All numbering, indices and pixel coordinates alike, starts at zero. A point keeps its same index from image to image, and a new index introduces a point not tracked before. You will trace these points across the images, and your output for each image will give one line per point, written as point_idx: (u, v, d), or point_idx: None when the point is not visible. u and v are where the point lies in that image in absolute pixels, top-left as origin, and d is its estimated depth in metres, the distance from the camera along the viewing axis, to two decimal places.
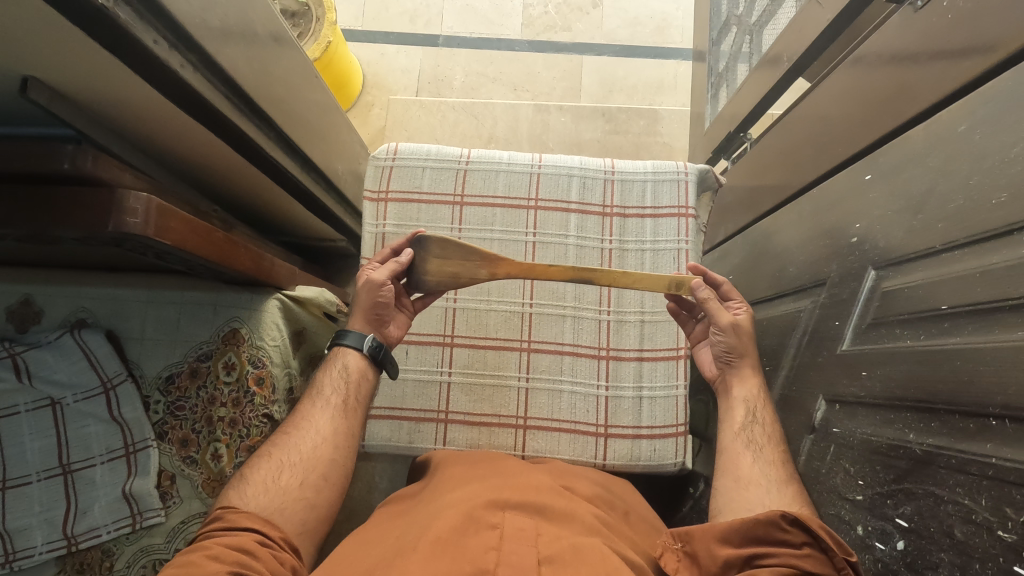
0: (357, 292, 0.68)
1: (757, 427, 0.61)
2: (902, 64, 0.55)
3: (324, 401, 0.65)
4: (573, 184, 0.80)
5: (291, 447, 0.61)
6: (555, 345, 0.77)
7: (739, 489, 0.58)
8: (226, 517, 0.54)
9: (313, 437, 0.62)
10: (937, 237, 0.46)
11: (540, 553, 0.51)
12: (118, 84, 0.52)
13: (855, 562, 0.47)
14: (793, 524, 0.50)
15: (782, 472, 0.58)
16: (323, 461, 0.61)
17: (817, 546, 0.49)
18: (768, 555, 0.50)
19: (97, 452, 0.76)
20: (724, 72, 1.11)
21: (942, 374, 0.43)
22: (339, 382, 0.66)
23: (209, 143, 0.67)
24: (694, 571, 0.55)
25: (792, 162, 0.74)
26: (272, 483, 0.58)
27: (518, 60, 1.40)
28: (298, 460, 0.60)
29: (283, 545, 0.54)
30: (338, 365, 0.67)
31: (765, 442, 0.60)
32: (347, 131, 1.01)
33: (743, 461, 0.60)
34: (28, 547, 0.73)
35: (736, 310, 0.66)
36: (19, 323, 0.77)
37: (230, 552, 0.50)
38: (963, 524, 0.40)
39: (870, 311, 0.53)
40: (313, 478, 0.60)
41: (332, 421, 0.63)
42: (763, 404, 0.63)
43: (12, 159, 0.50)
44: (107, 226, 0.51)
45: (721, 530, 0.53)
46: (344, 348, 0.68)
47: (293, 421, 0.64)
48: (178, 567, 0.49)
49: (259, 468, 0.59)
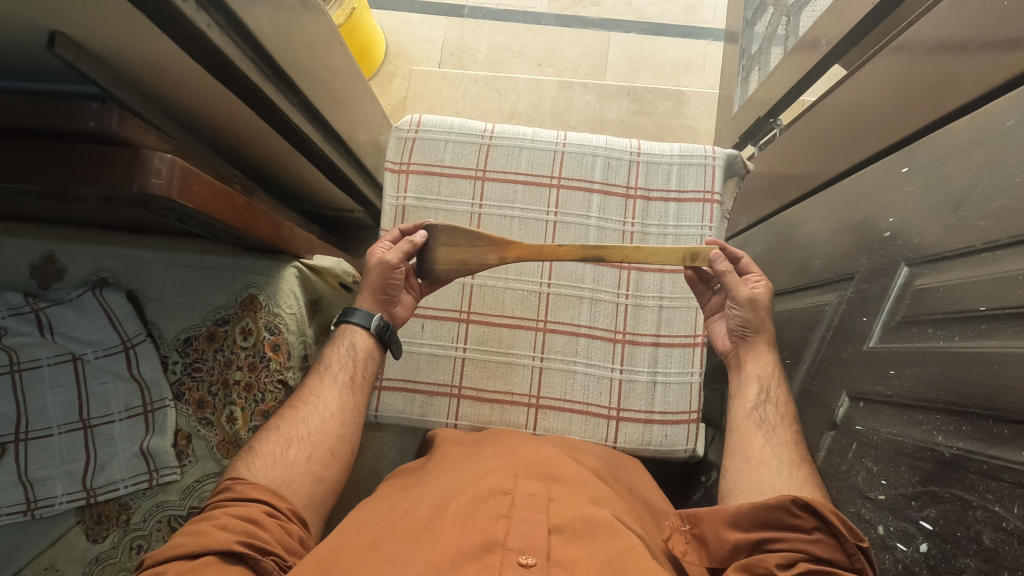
0: (366, 270, 0.68)
1: (770, 406, 0.60)
2: (949, 52, 0.53)
3: (331, 377, 0.64)
4: (597, 164, 0.78)
5: (299, 422, 0.61)
6: (571, 326, 0.77)
7: (750, 469, 0.57)
8: (235, 488, 0.55)
9: (320, 412, 0.62)
10: (978, 235, 0.45)
11: (550, 522, 0.52)
12: (146, 43, 0.52)
13: (865, 548, 0.47)
14: (803, 509, 0.49)
15: (795, 454, 0.57)
16: (330, 436, 0.61)
17: (826, 532, 0.48)
18: (777, 540, 0.50)
19: (115, 409, 0.77)
20: (756, 55, 1.08)
21: (977, 378, 0.42)
22: (346, 360, 0.66)
23: (231, 105, 0.66)
24: (700, 553, 0.54)
25: (822, 150, 0.72)
26: (280, 456, 0.58)
27: (544, 34, 1.37)
28: (307, 434, 0.60)
29: (291, 517, 0.54)
30: (346, 342, 0.66)
31: (777, 422, 0.59)
32: (370, 100, 1.00)
33: (755, 441, 0.59)
34: (49, 496, 0.75)
35: (753, 284, 0.64)
36: (42, 279, 0.78)
37: (238, 521, 0.51)
38: (992, 530, 0.40)
39: (900, 309, 0.52)
40: (321, 452, 0.60)
41: (339, 397, 0.63)
42: (778, 383, 0.62)
43: (37, 115, 0.50)
44: (131, 186, 0.51)
45: (731, 514, 0.53)
46: (350, 326, 0.67)
47: (300, 396, 0.64)
48: (189, 536, 0.50)
49: (267, 441, 0.60)
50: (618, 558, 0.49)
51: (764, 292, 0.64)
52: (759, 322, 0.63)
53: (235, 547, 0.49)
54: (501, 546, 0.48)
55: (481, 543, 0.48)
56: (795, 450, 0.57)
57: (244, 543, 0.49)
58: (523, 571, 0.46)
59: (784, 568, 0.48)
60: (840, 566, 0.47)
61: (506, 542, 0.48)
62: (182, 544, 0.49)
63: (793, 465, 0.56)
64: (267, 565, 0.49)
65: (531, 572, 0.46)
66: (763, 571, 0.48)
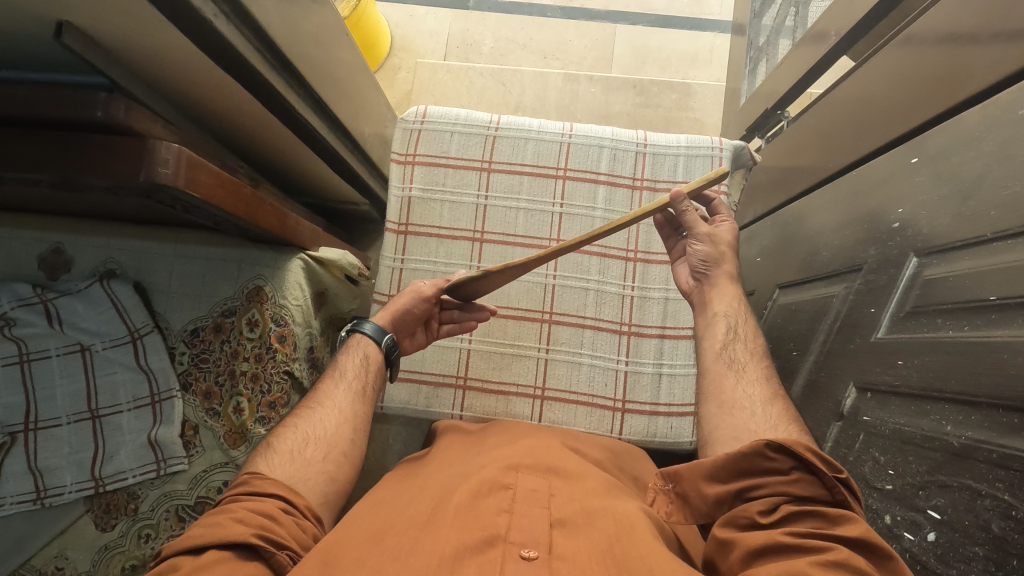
0: (400, 294, 0.70)
1: (739, 345, 0.59)
2: (958, 42, 0.53)
3: (345, 384, 0.64)
4: (603, 155, 0.78)
5: (316, 423, 0.60)
6: (577, 318, 0.77)
7: (725, 413, 0.55)
8: (252, 482, 0.54)
9: (335, 416, 0.61)
10: (989, 225, 0.44)
11: (551, 517, 0.52)
12: (152, 34, 0.52)
13: (845, 479, 0.46)
14: (778, 452, 0.47)
15: (766, 390, 0.56)
16: (344, 439, 0.60)
17: (804, 469, 0.47)
18: (757, 486, 0.48)
19: (123, 399, 0.78)
20: (763, 46, 1.07)
21: (988, 366, 0.42)
22: (360, 369, 0.65)
23: (236, 95, 0.66)
24: (686, 511, 0.53)
25: (829, 143, 0.72)
26: (297, 454, 0.57)
27: (550, 26, 1.36)
28: (322, 435, 0.59)
29: (306, 514, 0.53)
30: (359, 354, 0.66)
31: (746, 361, 0.58)
32: (375, 92, 1.00)
33: (727, 382, 0.57)
34: (58, 486, 0.75)
35: (719, 224, 0.66)
36: (50, 270, 0.79)
37: (255, 515, 0.50)
38: (1001, 519, 0.40)
39: (909, 299, 0.52)
40: (335, 454, 0.59)
41: (353, 404, 0.63)
42: (744, 320, 0.61)
43: (45, 104, 0.50)
44: (139, 175, 0.51)
45: (708, 468, 0.51)
46: (361, 337, 0.68)
47: (314, 399, 0.63)
48: (203, 527, 0.50)
49: (284, 438, 0.58)
50: (618, 544, 0.49)
51: (727, 231, 0.65)
52: (719, 256, 0.64)
53: (251, 540, 0.48)
54: (503, 539, 0.48)
55: (483, 537, 0.48)
56: (766, 386, 0.56)
57: (259, 535, 0.48)
58: (525, 564, 0.46)
59: (766, 515, 0.47)
60: (823, 501, 0.46)
61: (507, 535, 0.48)
62: (195, 535, 0.49)
63: (765, 402, 0.55)
64: (282, 560, 0.48)
65: (533, 565, 0.46)
66: (747, 522, 0.48)
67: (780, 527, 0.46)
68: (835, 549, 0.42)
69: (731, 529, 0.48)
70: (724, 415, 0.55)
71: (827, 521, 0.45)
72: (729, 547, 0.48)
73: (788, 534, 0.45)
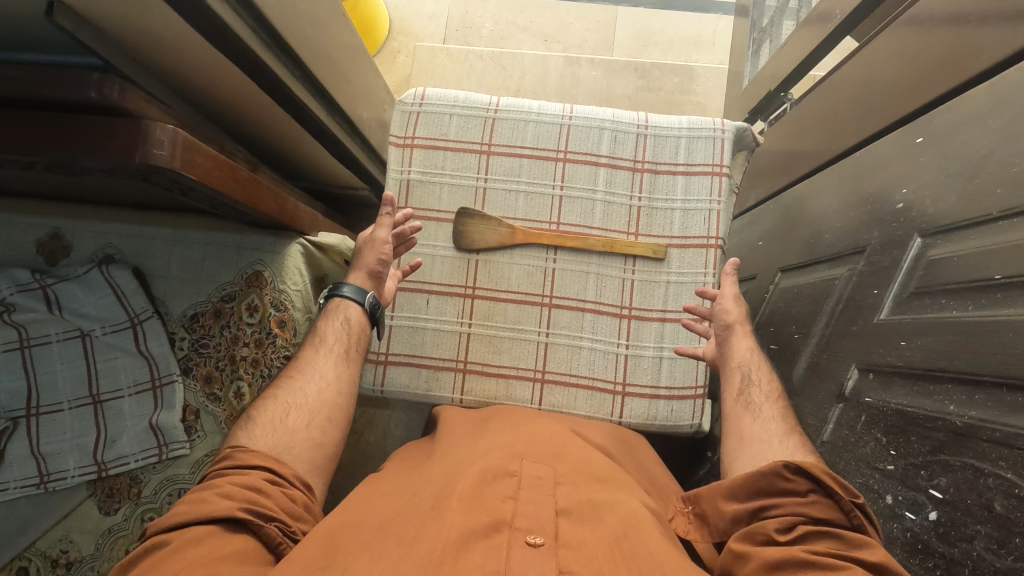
0: (358, 252, 0.70)
1: (754, 388, 0.60)
2: (968, 15, 0.51)
3: (326, 349, 0.64)
4: (603, 137, 0.77)
5: (296, 391, 0.59)
6: (577, 301, 0.76)
7: (743, 447, 0.56)
8: (235, 455, 0.53)
9: (317, 382, 0.61)
10: (995, 204, 0.44)
11: (556, 507, 0.51)
12: (143, 9, 0.51)
13: (860, 504, 0.46)
14: (795, 473, 0.48)
15: (783, 425, 0.56)
16: (329, 405, 0.60)
17: (821, 492, 0.47)
18: (772, 506, 0.48)
19: (124, 384, 0.78)
20: (768, 27, 1.06)
21: (994, 346, 0.42)
22: (342, 332, 0.65)
23: (230, 76, 0.65)
24: (704, 531, 0.53)
25: (832, 124, 0.71)
26: (279, 424, 0.56)
27: (551, 8, 1.34)
28: (305, 403, 0.59)
29: (293, 483, 0.53)
30: (340, 317, 0.66)
31: (762, 402, 0.59)
32: (374, 75, 0.99)
33: (745, 421, 0.58)
34: (61, 470, 0.76)
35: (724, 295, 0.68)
36: (49, 256, 0.78)
37: (240, 488, 0.50)
38: (1004, 498, 0.40)
39: (912, 279, 0.51)
40: (319, 421, 0.58)
41: (335, 367, 0.63)
42: (758, 367, 0.62)
43: (42, 84, 0.49)
44: (134, 157, 0.51)
45: (727, 486, 0.52)
46: (343, 300, 0.67)
47: (295, 367, 0.62)
48: (188, 503, 0.49)
49: (265, 410, 0.58)
50: (625, 539, 0.48)
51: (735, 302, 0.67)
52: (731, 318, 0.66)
53: (238, 514, 0.48)
54: (509, 525, 0.48)
55: (489, 522, 0.47)
56: (783, 423, 0.56)
57: (246, 509, 0.48)
58: (532, 550, 0.45)
59: (783, 533, 0.47)
60: (840, 525, 0.46)
61: (513, 522, 0.48)
62: (182, 512, 0.48)
63: (782, 435, 0.55)
64: (271, 531, 0.49)
65: (540, 552, 0.45)
66: (764, 539, 0.47)
67: (799, 545, 0.46)
68: (852, 568, 0.42)
69: (747, 543, 0.48)
70: (744, 448, 0.56)
71: (844, 543, 0.45)
72: (744, 559, 0.47)
73: (807, 552, 0.44)
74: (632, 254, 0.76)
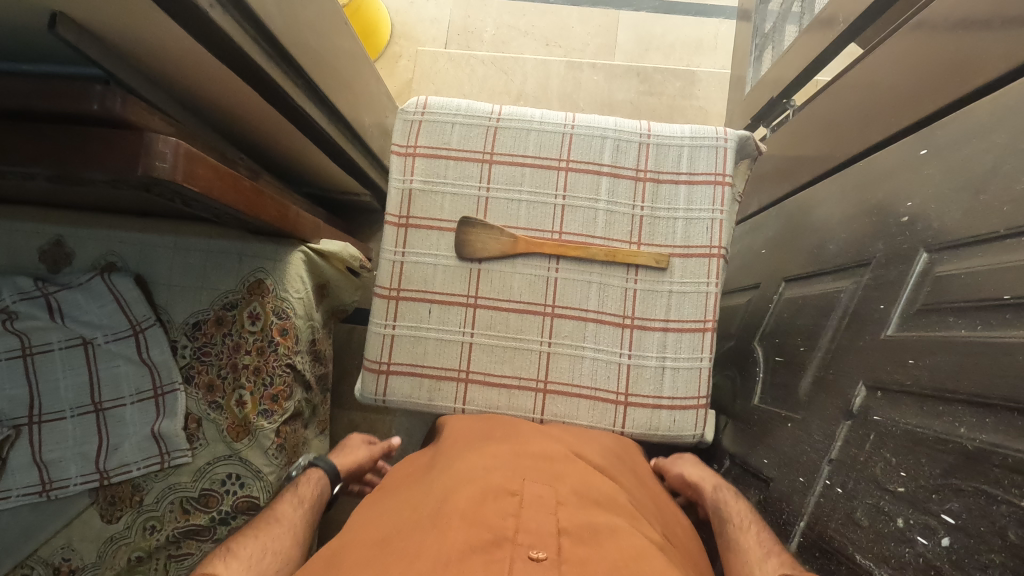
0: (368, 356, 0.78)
1: (732, 524, 0.62)
2: (972, 27, 0.51)
3: (298, 505, 0.66)
4: (606, 146, 0.77)
5: (275, 532, 0.60)
6: (579, 311, 0.76)
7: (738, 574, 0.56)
8: None
9: (291, 531, 0.62)
10: (1002, 221, 0.44)
11: (558, 525, 0.50)
12: (147, 24, 0.51)
13: None
14: None
15: (767, 547, 0.57)
16: (297, 551, 0.60)
17: None
18: None
19: (126, 392, 0.78)
20: (770, 33, 1.05)
21: (1005, 367, 0.42)
22: (313, 506, 0.67)
23: (232, 87, 0.65)
24: None
25: (836, 132, 0.71)
26: (255, 562, 0.55)
27: (553, 13, 1.34)
28: (280, 548, 0.59)
29: None
30: (309, 488, 0.69)
31: (744, 534, 0.60)
32: (375, 81, 0.99)
33: (732, 556, 0.58)
34: (63, 478, 0.76)
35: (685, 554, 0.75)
36: (51, 263, 0.79)
37: None
38: (1018, 526, 0.39)
39: (919, 296, 0.51)
40: (287, 565, 0.58)
41: (306, 532, 0.64)
42: (730, 501, 0.65)
43: (43, 97, 0.49)
44: (136, 169, 0.51)
45: None
46: (316, 470, 0.72)
47: (269, 514, 0.63)
48: None
49: (241, 544, 0.57)
50: (628, 565, 0.48)
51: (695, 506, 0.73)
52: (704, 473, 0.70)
53: None
54: (511, 541, 0.47)
55: (491, 539, 0.47)
56: (763, 546, 0.57)
57: None
58: (534, 565, 0.45)
59: None
60: None
61: (515, 539, 0.48)
62: None
63: (766, 559, 0.55)
64: None
65: (542, 566, 0.45)
66: None
67: None
68: None
69: None
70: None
71: None
72: None
73: None
74: (634, 263, 0.75)
